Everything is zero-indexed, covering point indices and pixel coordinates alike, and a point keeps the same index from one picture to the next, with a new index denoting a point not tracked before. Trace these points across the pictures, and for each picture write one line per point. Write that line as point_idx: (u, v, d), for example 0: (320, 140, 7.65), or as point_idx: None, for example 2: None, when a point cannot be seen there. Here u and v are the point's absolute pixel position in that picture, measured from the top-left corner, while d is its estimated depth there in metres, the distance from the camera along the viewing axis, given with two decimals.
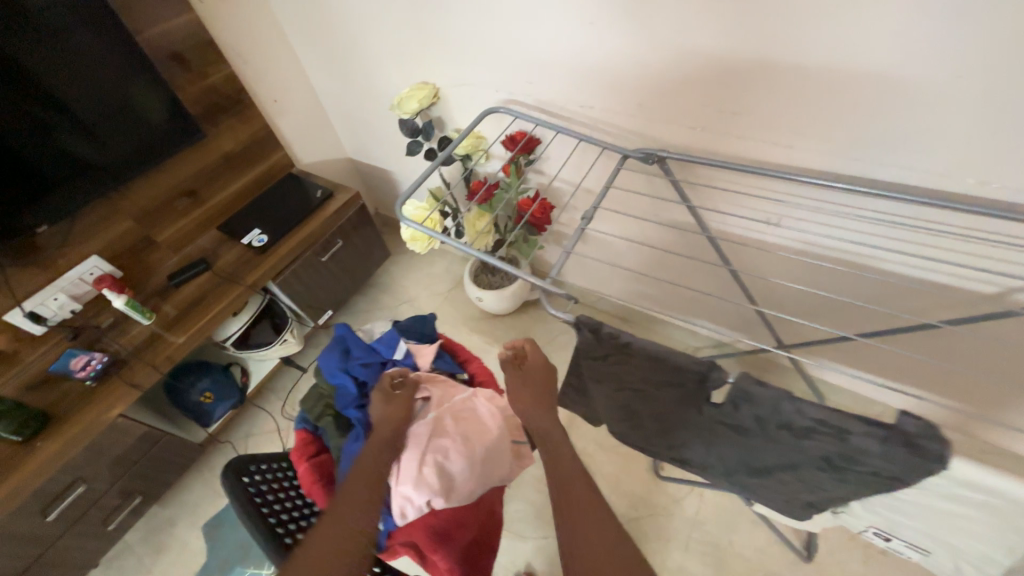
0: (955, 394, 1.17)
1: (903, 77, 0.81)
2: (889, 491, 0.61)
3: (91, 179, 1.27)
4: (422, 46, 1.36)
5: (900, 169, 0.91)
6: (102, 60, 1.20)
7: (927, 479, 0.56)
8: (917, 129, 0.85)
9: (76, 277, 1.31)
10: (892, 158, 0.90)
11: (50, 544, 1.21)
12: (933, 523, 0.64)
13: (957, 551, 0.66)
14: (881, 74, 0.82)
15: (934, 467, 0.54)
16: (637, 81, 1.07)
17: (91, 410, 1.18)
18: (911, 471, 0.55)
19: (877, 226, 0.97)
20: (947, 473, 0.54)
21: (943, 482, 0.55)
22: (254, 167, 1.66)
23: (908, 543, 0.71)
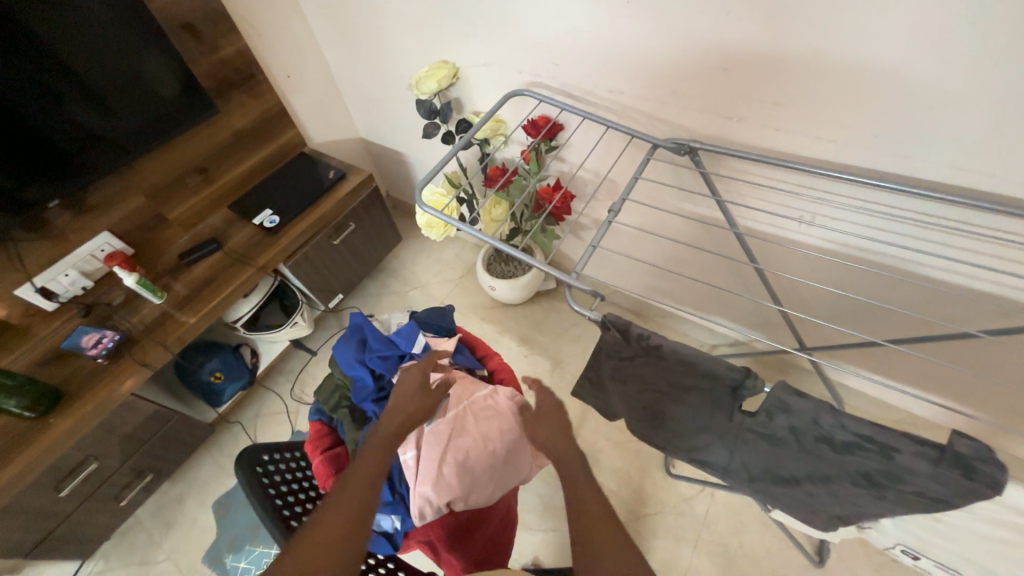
0: (983, 405, 1.14)
1: (970, 68, 0.74)
2: (930, 511, 0.58)
3: (102, 153, 1.24)
4: (442, 22, 1.30)
5: (950, 170, 0.85)
6: (113, 29, 1.15)
7: (972, 502, 0.55)
8: (977, 126, 0.79)
9: (87, 253, 1.30)
10: (944, 157, 0.85)
11: (64, 517, 1.22)
12: (971, 546, 0.61)
13: None
14: (944, 64, 0.76)
15: (987, 492, 0.53)
16: (671, 65, 1.01)
17: (103, 389, 1.18)
18: (960, 495, 0.54)
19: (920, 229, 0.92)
20: (1001, 498, 0.53)
21: (991, 506, 0.55)
22: (266, 145, 1.62)
23: (937, 562, 0.68)
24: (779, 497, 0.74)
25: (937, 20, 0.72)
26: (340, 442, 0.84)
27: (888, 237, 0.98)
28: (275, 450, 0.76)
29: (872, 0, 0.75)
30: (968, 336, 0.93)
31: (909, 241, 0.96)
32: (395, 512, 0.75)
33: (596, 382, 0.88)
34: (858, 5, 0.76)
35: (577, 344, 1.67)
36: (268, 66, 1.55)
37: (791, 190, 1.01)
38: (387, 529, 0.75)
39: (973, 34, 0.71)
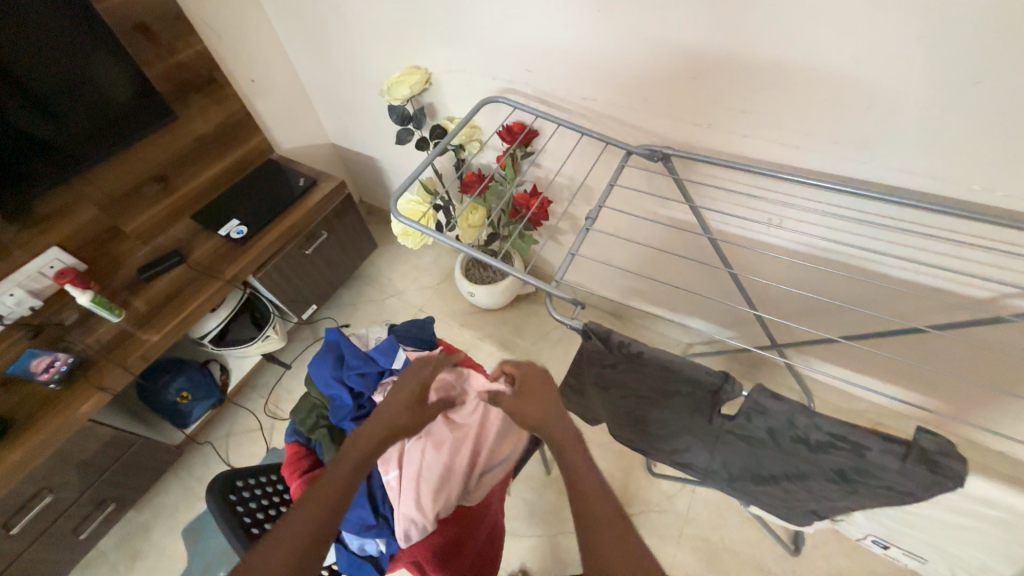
0: (940, 393, 1.21)
1: (920, 79, 0.79)
2: (899, 503, 0.61)
3: (49, 163, 1.16)
4: (413, 27, 1.28)
5: (905, 174, 0.90)
6: (59, 31, 1.08)
7: (939, 494, 0.57)
8: (928, 134, 0.84)
9: (35, 271, 1.21)
10: (899, 162, 0.89)
11: (16, 556, 1.14)
12: (936, 534, 0.65)
13: (956, 559, 0.67)
14: (897, 76, 0.80)
15: (950, 484, 0.55)
16: (642, 74, 1.03)
17: (57, 415, 1.10)
18: (926, 487, 0.57)
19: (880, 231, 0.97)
20: (963, 489, 0.56)
21: (954, 496, 0.57)
22: (230, 152, 1.55)
23: (905, 550, 0.73)
24: (759, 495, 0.76)
25: (891, 32, 0.76)
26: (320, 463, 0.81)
27: (850, 238, 1.02)
28: (249, 473, 0.74)
29: (830, 15, 0.78)
30: (924, 330, 0.99)
31: (870, 242, 1.01)
32: (381, 535, 0.73)
33: (578, 389, 0.88)
34: (816, 19, 0.79)
35: (557, 347, 1.67)
36: (230, 69, 1.48)
37: (760, 194, 1.05)
38: (371, 553, 0.74)
39: (922, 47, 0.75)
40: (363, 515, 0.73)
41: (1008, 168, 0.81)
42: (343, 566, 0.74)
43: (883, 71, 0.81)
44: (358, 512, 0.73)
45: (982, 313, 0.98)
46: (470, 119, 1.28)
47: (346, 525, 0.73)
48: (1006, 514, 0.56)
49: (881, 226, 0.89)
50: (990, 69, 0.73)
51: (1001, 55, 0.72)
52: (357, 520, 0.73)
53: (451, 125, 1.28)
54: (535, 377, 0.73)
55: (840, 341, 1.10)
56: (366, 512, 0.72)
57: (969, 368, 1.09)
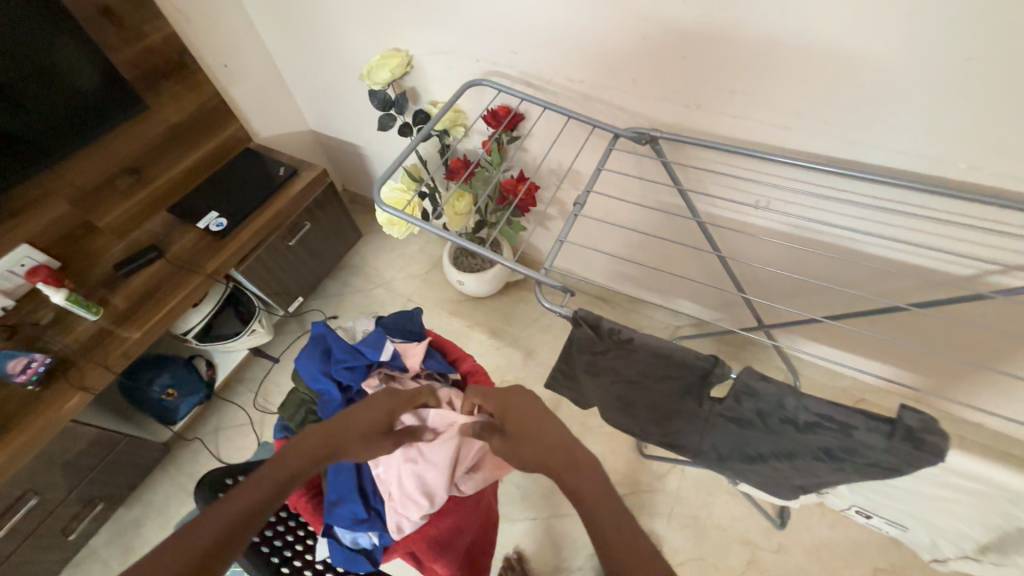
0: (921, 369, 1.23)
1: (908, 56, 0.78)
2: (882, 479, 0.63)
3: (12, 156, 1.10)
4: (392, 7, 1.23)
5: (892, 153, 0.90)
6: (12, 14, 1.02)
7: (922, 469, 0.58)
8: (915, 113, 0.84)
9: (5, 269, 1.16)
10: (886, 141, 0.89)
11: (3, 560, 1.12)
12: (918, 505, 0.66)
13: (936, 529, 0.69)
14: (885, 53, 0.79)
15: (933, 460, 0.56)
16: (629, 54, 1.00)
17: (37, 416, 1.07)
18: (910, 463, 0.58)
19: (866, 211, 0.97)
20: (945, 464, 0.57)
21: (937, 471, 0.58)
22: (206, 141, 1.50)
23: (887, 519, 0.75)
24: (746, 474, 0.78)
25: (881, 7, 0.75)
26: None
27: (837, 218, 1.03)
28: (239, 468, 0.74)
29: None
30: (907, 308, 1.00)
31: (855, 222, 1.02)
32: (373, 527, 0.73)
33: (569, 376, 0.87)
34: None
35: (548, 333, 1.68)
36: (201, 53, 1.42)
37: (748, 176, 1.04)
38: (365, 545, 0.74)
39: (910, 24, 0.74)
40: (354, 509, 0.72)
41: (991, 146, 0.82)
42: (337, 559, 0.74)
43: (871, 48, 0.80)
44: (349, 507, 0.73)
45: (963, 290, 1.00)
46: (454, 104, 1.24)
47: (337, 519, 0.73)
48: (987, 487, 0.57)
49: (867, 206, 0.89)
50: (978, 45, 0.73)
51: (989, 30, 0.71)
52: (350, 514, 0.72)
53: (435, 109, 1.25)
54: (517, 396, 0.71)
55: (825, 320, 1.12)
56: (358, 507, 0.72)
57: (949, 343, 1.11)
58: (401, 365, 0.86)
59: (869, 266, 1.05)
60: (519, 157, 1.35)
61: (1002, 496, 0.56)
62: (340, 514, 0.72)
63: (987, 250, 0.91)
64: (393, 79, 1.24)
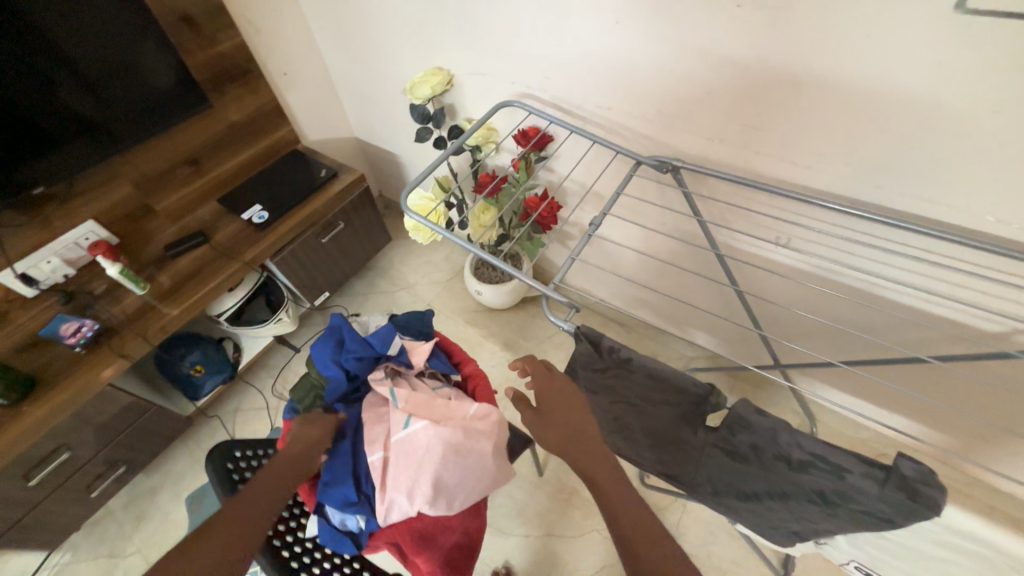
0: (948, 428, 1.17)
1: (937, 106, 0.78)
2: (878, 530, 0.61)
3: (91, 142, 1.24)
4: (439, 30, 1.32)
5: (919, 200, 0.89)
6: (109, 19, 1.16)
7: (918, 523, 0.56)
8: (944, 163, 0.83)
9: (71, 241, 1.29)
10: (913, 188, 0.88)
11: (32, 507, 1.21)
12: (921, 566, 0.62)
13: None
14: (914, 101, 0.79)
15: (930, 514, 0.55)
16: (658, 86, 1.04)
17: (80, 377, 1.17)
18: (906, 515, 0.56)
19: (890, 256, 0.95)
20: (942, 520, 0.55)
21: (935, 527, 0.56)
22: (259, 141, 1.62)
23: None
24: (740, 511, 0.76)
25: (911, 57, 0.75)
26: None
27: (859, 262, 1.01)
28: (248, 442, 0.79)
29: (847, 38, 0.78)
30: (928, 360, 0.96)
31: (878, 267, 1.00)
32: (361, 512, 0.76)
33: None
34: (833, 41, 0.80)
35: (559, 351, 1.69)
36: (264, 61, 1.55)
37: (769, 212, 1.04)
38: (351, 527, 0.77)
39: (940, 74, 0.75)
40: (345, 492, 0.76)
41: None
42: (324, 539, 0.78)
43: (899, 96, 0.80)
44: (341, 489, 0.76)
45: (990, 347, 0.95)
46: (487, 122, 1.31)
47: (328, 499, 0.76)
48: (990, 551, 0.54)
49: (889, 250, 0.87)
50: (1011, 99, 0.72)
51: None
52: (341, 496, 0.76)
53: (469, 126, 1.32)
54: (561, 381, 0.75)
55: (842, 365, 1.08)
56: (349, 490, 0.76)
57: (977, 402, 1.06)
58: (407, 362, 0.90)
59: (892, 314, 1.02)
60: (545, 176, 1.39)
61: (1006, 563, 0.54)
62: (332, 495, 0.75)
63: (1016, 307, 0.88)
64: (433, 96, 1.32)
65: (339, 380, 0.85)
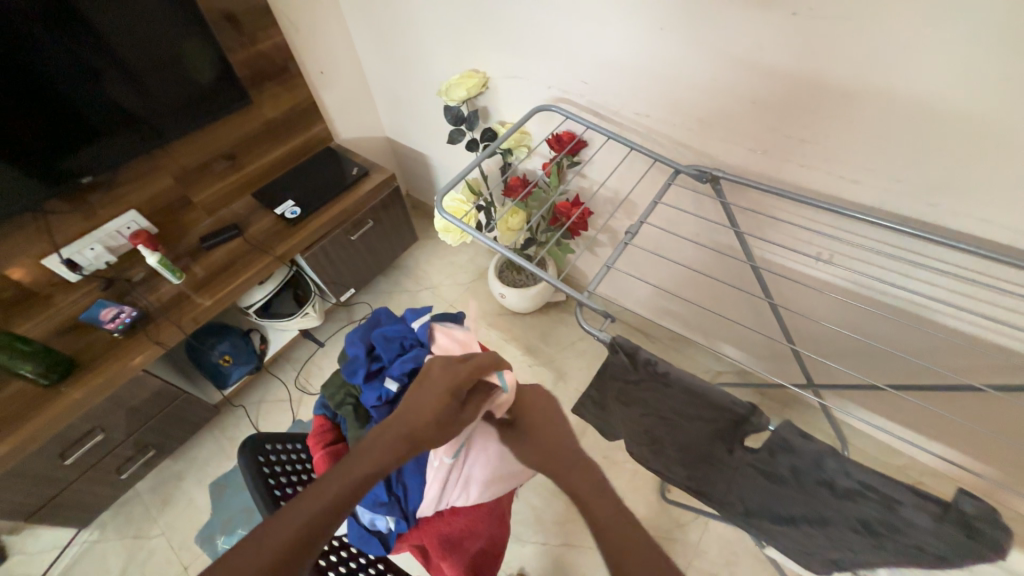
0: (994, 461, 1.11)
1: (1003, 122, 0.74)
2: (929, 567, 0.58)
3: (136, 132, 1.28)
4: (476, 33, 1.32)
5: (976, 220, 0.84)
6: (157, 15, 1.20)
7: (975, 563, 0.53)
8: (1007, 182, 0.78)
9: (114, 230, 1.34)
10: (970, 209, 0.84)
11: (65, 485, 1.25)
12: None
13: None
14: (978, 116, 0.75)
15: (989, 555, 0.52)
16: (699, 94, 1.02)
17: (114, 362, 1.21)
18: (960, 554, 0.54)
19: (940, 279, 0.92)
20: (1002, 562, 0.52)
21: (996, 571, 0.53)
22: (294, 138, 1.65)
23: None
24: (774, 536, 0.73)
25: (976, 71, 0.72)
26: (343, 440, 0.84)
27: (907, 282, 0.97)
28: (279, 437, 0.79)
29: (907, 48, 0.75)
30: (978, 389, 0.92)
31: (926, 288, 0.95)
32: (391, 513, 0.75)
33: (599, 402, 0.87)
34: (891, 52, 0.77)
35: (582, 358, 1.67)
36: (302, 60, 1.58)
37: (811, 226, 1.01)
38: (381, 529, 0.75)
39: (1009, 89, 0.71)
40: (377, 492, 0.75)
41: None
42: (352, 538, 0.76)
43: (962, 111, 0.76)
44: (372, 489, 0.75)
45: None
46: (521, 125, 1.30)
47: (359, 499, 0.75)
48: None
49: (941, 272, 0.84)
50: None
51: None
52: (371, 496, 0.75)
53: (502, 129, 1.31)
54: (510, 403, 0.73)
55: (881, 389, 1.04)
56: (379, 490, 0.75)
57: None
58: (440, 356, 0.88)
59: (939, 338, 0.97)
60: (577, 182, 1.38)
61: None
62: (363, 495, 0.75)
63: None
64: (467, 98, 1.32)
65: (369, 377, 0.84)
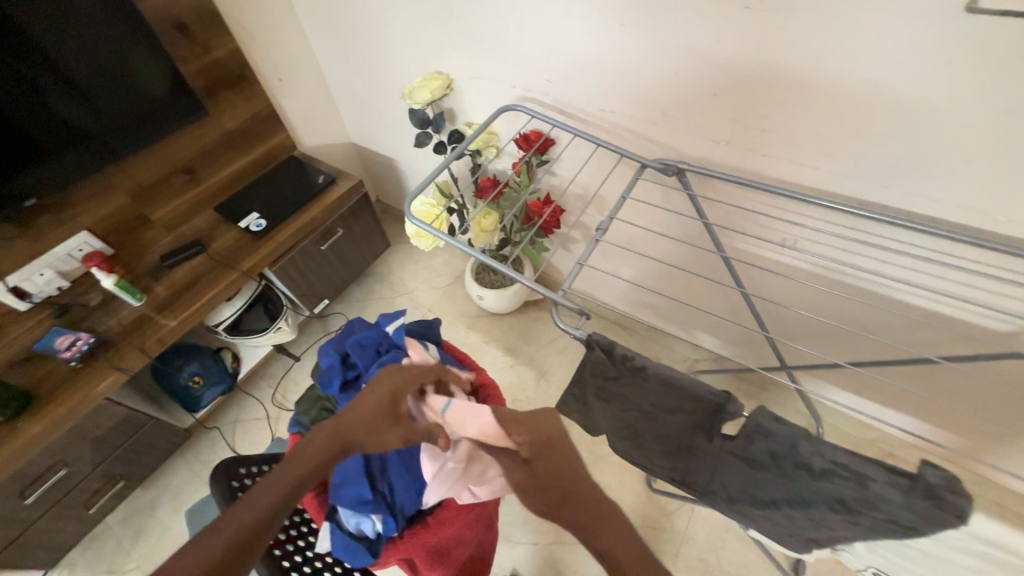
0: (956, 429, 1.17)
1: (947, 105, 0.77)
2: (900, 538, 0.60)
3: (85, 150, 1.21)
4: (438, 34, 1.31)
5: (928, 200, 0.88)
6: (102, 26, 1.14)
7: (942, 531, 0.55)
8: (954, 163, 0.82)
9: (64, 253, 1.27)
10: (921, 189, 0.88)
11: (27, 526, 1.18)
12: None
13: None
14: (924, 100, 0.78)
15: (954, 523, 0.54)
16: (660, 89, 1.03)
17: (75, 392, 1.14)
18: (929, 523, 0.56)
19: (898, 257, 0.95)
20: (967, 528, 0.54)
21: (962, 537, 0.55)
22: (255, 148, 1.60)
23: None
24: (755, 518, 0.75)
25: (919, 58, 0.75)
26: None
27: (867, 262, 1.00)
28: (252, 458, 0.76)
29: (855, 37, 0.77)
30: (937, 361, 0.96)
31: (887, 268, 0.99)
32: (376, 511, 0.74)
33: (579, 399, 0.87)
34: (839, 42, 0.79)
35: (563, 355, 1.67)
36: (259, 67, 1.53)
37: (775, 213, 1.03)
38: (366, 533, 0.74)
39: (950, 74, 0.74)
40: (360, 491, 0.74)
41: None
42: (336, 552, 0.73)
43: (909, 96, 0.79)
44: (354, 489, 0.74)
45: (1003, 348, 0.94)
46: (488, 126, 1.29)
47: (341, 502, 0.74)
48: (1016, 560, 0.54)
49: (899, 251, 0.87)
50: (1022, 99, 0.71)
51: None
52: (355, 495, 0.74)
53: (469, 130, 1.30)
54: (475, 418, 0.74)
55: (848, 367, 1.08)
56: (363, 489, 0.74)
57: (988, 402, 1.05)
58: None
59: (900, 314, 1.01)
60: (547, 180, 1.38)
61: None
62: (346, 495, 0.73)
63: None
64: (432, 100, 1.30)
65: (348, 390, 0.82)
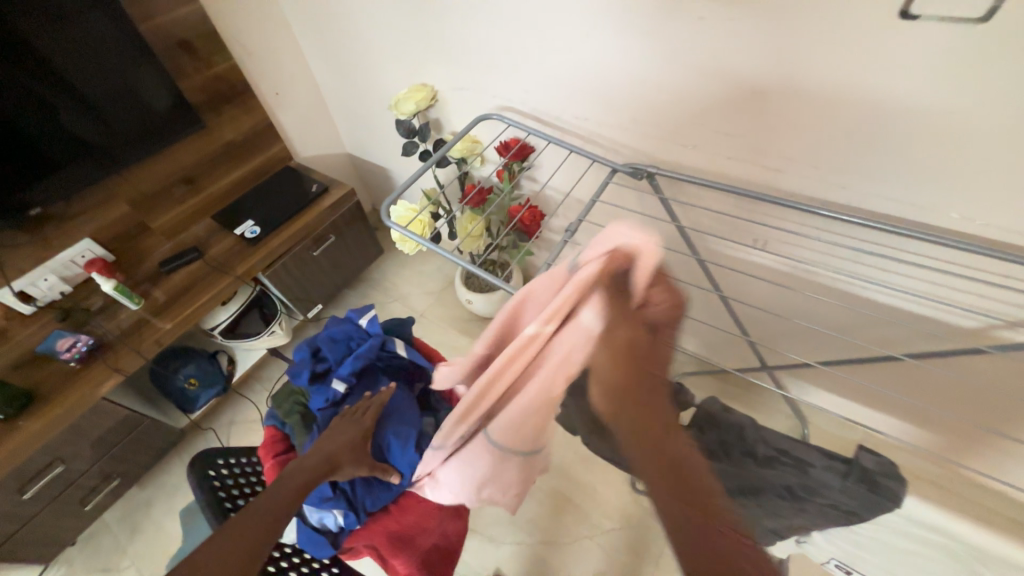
0: (936, 428, 1.17)
1: (897, 107, 0.80)
2: (845, 525, 0.62)
3: (88, 162, 1.28)
4: (423, 48, 1.36)
5: (887, 200, 0.90)
6: (107, 46, 1.21)
7: (879, 515, 0.58)
8: (909, 163, 0.84)
9: (66, 260, 1.33)
10: (879, 188, 0.90)
11: (27, 521, 1.23)
12: None
13: None
14: (876, 103, 0.81)
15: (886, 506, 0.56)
16: (631, 97, 1.07)
17: (74, 392, 1.20)
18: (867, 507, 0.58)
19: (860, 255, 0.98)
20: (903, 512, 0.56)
21: (897, 520, 0.57)
22: (253, 158, 1.67)
23: None
24: None
25: (864, 65, 0.78)
26: (293, 449, 0.85)
27: (832, 261, 1.03)
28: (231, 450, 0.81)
29: (807, 45, 0.81)
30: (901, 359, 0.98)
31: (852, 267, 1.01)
32: (337, 507, 0.77)
33: None
34: (792, 50, 0.83)
35: None
36: (256, 82, 1.60)
37: (741, 215, 1.06)
38: (331, 527, 0.78)
39: (897, 79, 0.77)
40: (321, 488, 0.78)
41: (987, 201, 0.81)
42: (304, 544, 0.76)
43: (862, 99, 0.82)
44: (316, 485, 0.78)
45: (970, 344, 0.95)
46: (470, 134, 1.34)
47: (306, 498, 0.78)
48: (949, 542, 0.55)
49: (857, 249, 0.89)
50: (965, 102, 0.74)
51: (972, 88, 0.72)
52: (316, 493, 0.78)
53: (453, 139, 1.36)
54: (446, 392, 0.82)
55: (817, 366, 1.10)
56: (324, 485, 0.78)
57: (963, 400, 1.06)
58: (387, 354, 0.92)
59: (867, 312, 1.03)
60: (529, 186, 1.42)
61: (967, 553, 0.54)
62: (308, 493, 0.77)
63: (985, 302, 0.89)
64: (418, 111, 1.35)
65: (319, 384, 0.87)
